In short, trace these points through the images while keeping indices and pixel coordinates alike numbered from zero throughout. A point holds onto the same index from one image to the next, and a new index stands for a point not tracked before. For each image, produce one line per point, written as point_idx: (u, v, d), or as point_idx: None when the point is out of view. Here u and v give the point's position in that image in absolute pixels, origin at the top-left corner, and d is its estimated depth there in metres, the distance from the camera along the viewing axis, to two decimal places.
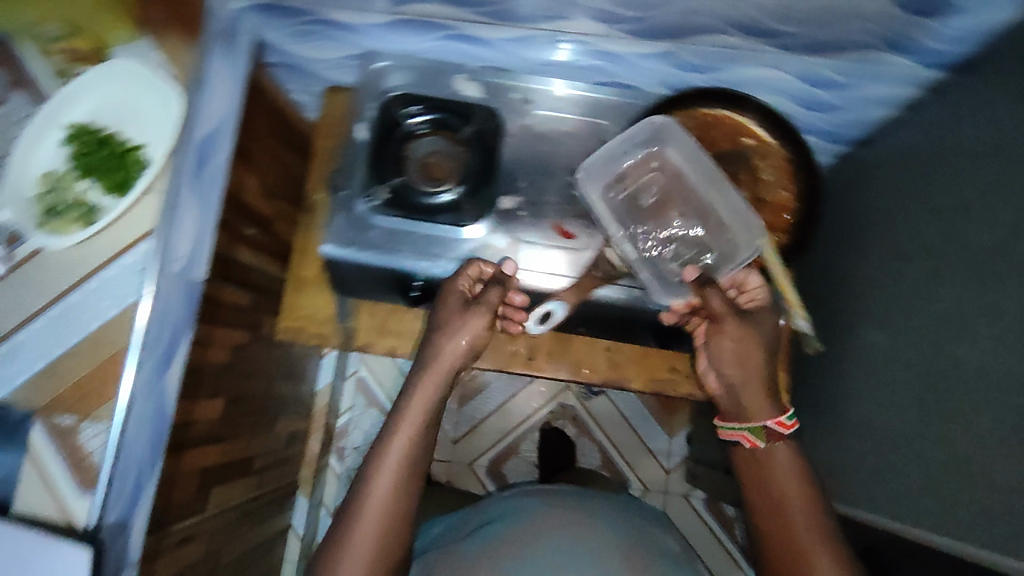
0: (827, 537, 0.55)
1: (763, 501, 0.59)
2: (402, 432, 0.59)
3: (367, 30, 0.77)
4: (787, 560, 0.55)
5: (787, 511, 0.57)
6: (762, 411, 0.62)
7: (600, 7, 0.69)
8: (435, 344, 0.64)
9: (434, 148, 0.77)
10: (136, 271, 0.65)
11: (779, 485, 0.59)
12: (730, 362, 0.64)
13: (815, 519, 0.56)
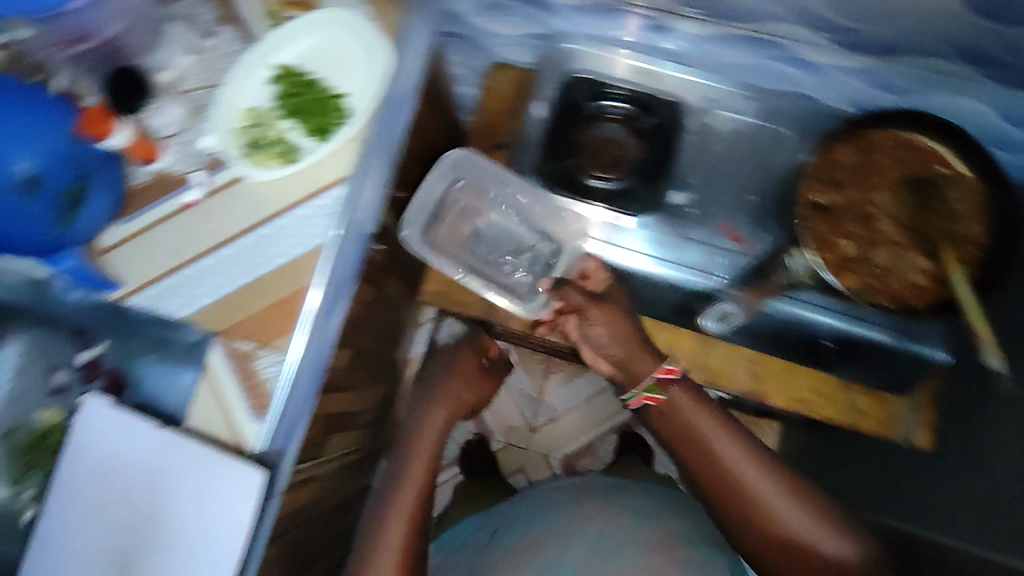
0: (773, 484, 0.64)
1: (694, 459, 0.66)
2: (415, 465, 0.80)
3: (560, 12, 0.76)
4: (759, 519, 0.63)
5: (735, 474, 0.64)
6: (646, 367, 0.68)
7: (817, 15, 0.65)
8: (416, 420, 0.86)
9: (613, 136, 0.80)
10: (322, 214, 0.68)
11: (701, 434, 0.66)
12: (604, 336, 0.70)
13: (766, 474, 0.64)
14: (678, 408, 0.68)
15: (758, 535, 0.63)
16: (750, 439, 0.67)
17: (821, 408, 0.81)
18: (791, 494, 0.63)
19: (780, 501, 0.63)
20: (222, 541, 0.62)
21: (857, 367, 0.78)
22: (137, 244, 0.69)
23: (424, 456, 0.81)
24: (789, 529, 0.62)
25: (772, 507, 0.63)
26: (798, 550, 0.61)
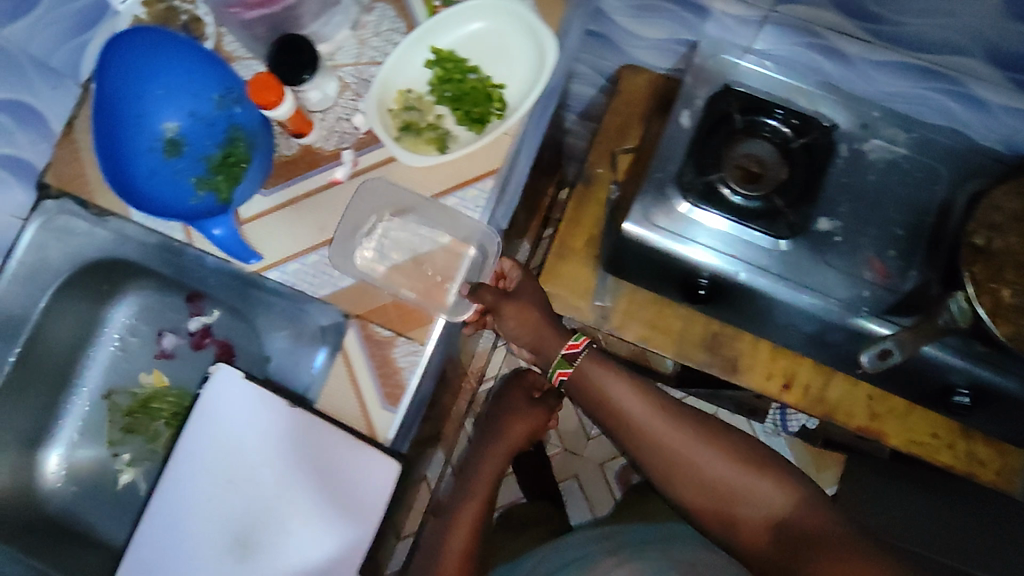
0: (711, 450, 0.63)
1: (635, 435, 0.64)
2: (464, 520, 0.76)
3: (721, 20, 0.73)
4: (716, 498, 0.61)
5: (657, 433, 0.64)
6: (555, 345, 0.67)
7: (1009, 53, 0.63)
8: (473, 468, 0.81)
9: (759, 153, 0.74)
10: (473, 206, 0.66)
11: (619, 409, 0.65)
12: (514, 330, 0.67)
13: (715, 448, 0.62)
14: (585, 372, 0.66)
15: (700, 500, 0.61)
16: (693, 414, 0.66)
17: (938, 453, 0.81)
18: (719, 448, 0.63)
19: (713, 460, 0.62)
20: (349, 531, 0.60)
21: (986, 418, 0.76)
22: (279, 218, 0.66)
23: (470, 514, 0.76)
24: (754, 500, 0.60)
25: (729, 476, 0.61)
26: (772, 518, 0.59)
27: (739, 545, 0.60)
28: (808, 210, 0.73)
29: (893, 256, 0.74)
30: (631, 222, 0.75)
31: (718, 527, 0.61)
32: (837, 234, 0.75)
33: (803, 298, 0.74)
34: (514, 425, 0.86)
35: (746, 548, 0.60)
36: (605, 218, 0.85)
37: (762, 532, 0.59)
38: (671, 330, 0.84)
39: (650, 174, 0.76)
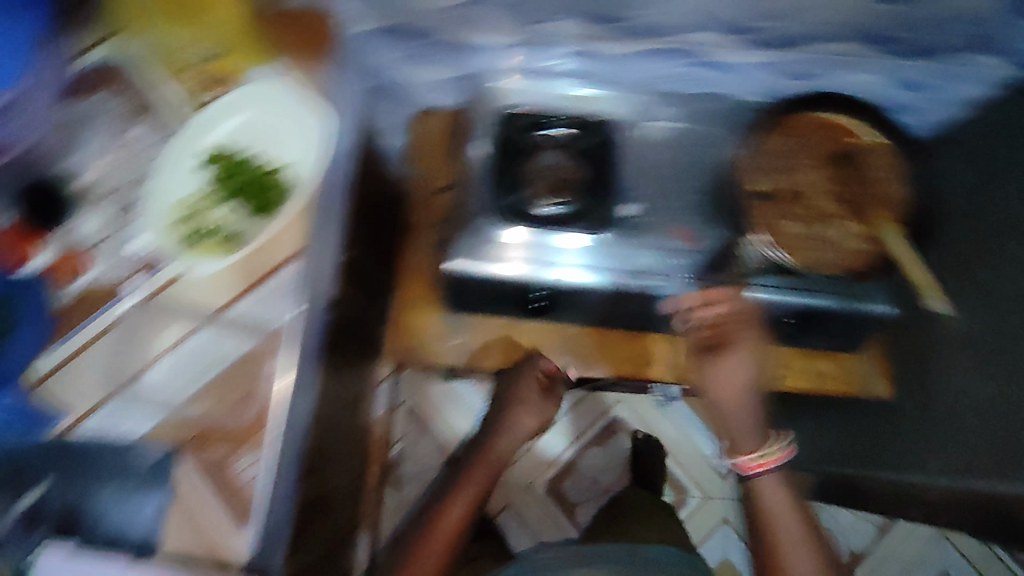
0: (799, 519, 0.71)
1: (758, 503, 0.72)
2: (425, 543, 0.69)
3: (482, 53, 0.78)
4: (771, 553, 0.71)
5: (772, 508, 0.71)
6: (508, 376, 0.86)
7: (729, 21, 0.70)
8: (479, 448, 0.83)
9: (557, 160, 0.78)
10: (283, 292, 0.64)
11: (767, 504, 0.72)
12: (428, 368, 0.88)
13: (793, 524, 0.71)
14: (765, 479, 0.72)
15: (764, 549, 0.72)
16: (804, 507, 0.73)
17: (786, 378, 0.86)
18: (812, 531, 0.71)
19: (791, 539, 0.70)
20: None
21: (821, 337, 0.82)
22: (75, 367, 0.61)
23: (469, 488, 0.76)
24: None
25: (785, 549, 0.70)
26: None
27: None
28: (607, 203, 0.78)
29: (697, 222, 0.80)
30: (457, 259, 0.78)
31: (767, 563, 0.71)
32: (642, 215, 0.80)
33: (629, 282, 0.78)
34: (520, 419, 0.84)
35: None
36: (434, 262, 0.85)
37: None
38: (527, 345, 0.86)
39: (461, 210, 0.80)
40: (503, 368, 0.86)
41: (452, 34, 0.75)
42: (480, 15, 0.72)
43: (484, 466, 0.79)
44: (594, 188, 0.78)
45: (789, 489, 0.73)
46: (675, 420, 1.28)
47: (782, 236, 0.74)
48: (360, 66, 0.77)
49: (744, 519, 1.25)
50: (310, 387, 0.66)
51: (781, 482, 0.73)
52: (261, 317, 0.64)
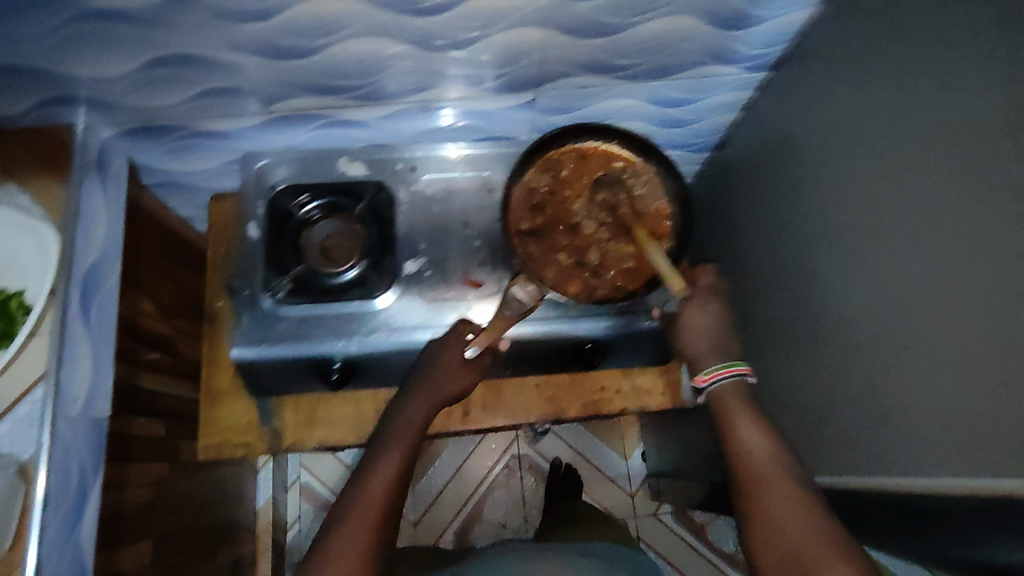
0: (765, 437, 0.62)
1: (716, 409, 0.66)
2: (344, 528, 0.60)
3: (240, 135, 0.79)
4: (745, 486, 0.60)
5: (735, 429, 0.63)
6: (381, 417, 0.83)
7: (463, 73, 0.73)
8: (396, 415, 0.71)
9: (331, 231, 0.80)
10: (28, 422, 0.64)
11: (752, 449, 0.61)
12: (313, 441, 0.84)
13: (758, 438, 0.62)
14: (721, 391, 0.67)
15: (738, 478, 0.61)
16: (767, 415, 0.65)
17: (610, 403, 0.88)
18: (775, 445, 0.62)
19: (759, 460, 0.61)
20: None
21: (622, 356, 0.85)
22: None
23: (386, 469, 0.65)
24: (776, 512, 0.56)
25: (758, 475, 0.60)
26: (777, 543, 0.55)
27: (743, 540, 0.59)
28: (390, 261, 0.80)
29: (481, 265, 0.81)
30: (237, 347, 0.76)
31: (734, 495, 0.61)
32: (425, 270, 0.81)
33: (413, 338, 0.78)
34: (449, 379, 0.72)
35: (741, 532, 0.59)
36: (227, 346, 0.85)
37: (769, 538, 0.56)
38: (344, 418, 0.86)
39: (240, 294, 0.79)
40: (324, 444, 0.86)
41: (199, 124, 0.76)
42: (216, 104, 0.72)
43: (405, 427, 0.69)
44: (373, 250, 0.79)
45: (754, 402, 0.66)
46: (573, 446, 1.46)
47: (552, 269, 0.76)
48: (112, 172, 0.78)
49: (670, 527, 1.42)
50: (93, 498, 0.71)
51: (737, 395, 0.66)
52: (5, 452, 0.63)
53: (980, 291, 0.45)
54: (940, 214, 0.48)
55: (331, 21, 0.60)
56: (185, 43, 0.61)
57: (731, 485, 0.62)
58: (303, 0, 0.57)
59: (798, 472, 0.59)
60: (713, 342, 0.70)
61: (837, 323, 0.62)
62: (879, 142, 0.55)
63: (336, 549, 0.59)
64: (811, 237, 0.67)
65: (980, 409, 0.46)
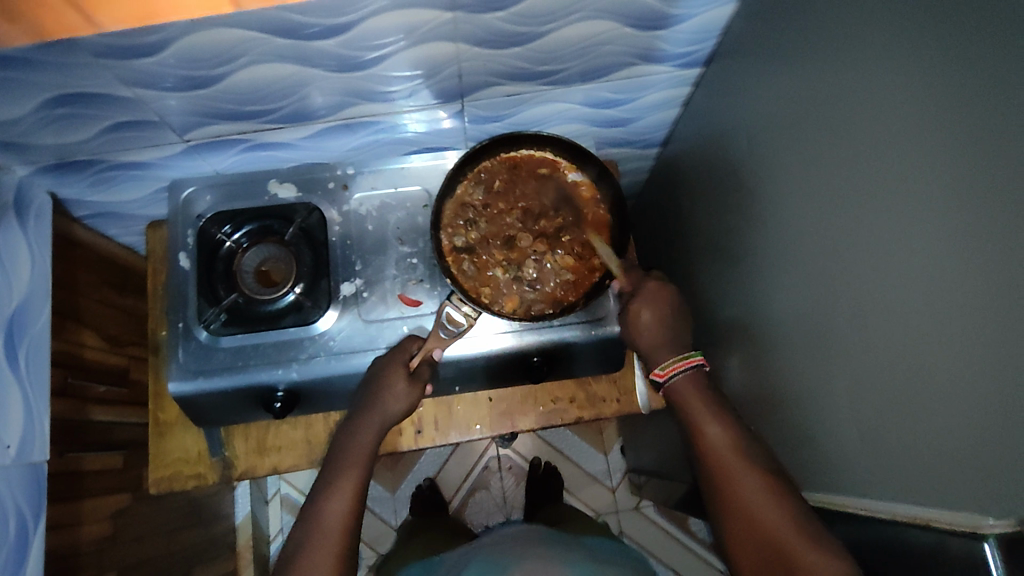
0: (725, 429, 0.65)
1: (677, 404, 0.68)
2: (310, 559, 0.62)
3: (164, 162, 0.78)
4: (717, 485, 0.63)
5: (694, 421, 0.66)
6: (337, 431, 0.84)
7: (388, 91, 0.71)
8: (341, 444, 0.70)
9: (264, 256, 0.79)
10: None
11: (710, 443, 0.65)
12: (287, 462, 0.85)
13: (722, 433, 0.65)
14: (678, 384, 0.69)
15: (709, 475, 0.64)
16: (723, 403, 0.68)
17: (565, 412, 0.88)
18: (735, 434, 0.65)
19: (721, 456, 0.64)
20: None
21: (574, 367, 0.84)
22: None
23: (343, 498, 0.66)
24: (749, 505, 0.60)
25: (726, 468, 0.63)
26: (754, 533, 0.59)
27: (722, 533, 0.63)
28: (325, 284, 0.78)
29: (418, 283, 0.79)
30: (173, 382, 0.75)
31: (709, 492, 0.64)
32: (362, 292, 0.79)
33: (353, 362, 0.76)
34: (388, 404, 0.69)
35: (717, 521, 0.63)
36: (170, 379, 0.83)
37: (745, 528, 0.60)
38: (295, 443, 0.86)
39: (175, 326, 0.77)
40: (277, 470, 0.86)
41: (119, 156, 0.74)
42: (131, 136, 0.71)
43: (358, 446, 0.70)
44: (308, 273, 0.78)
45: (710, 390, 0.69)
46: (551, 444, 1.47)
47: (488, 285, 0.74)
48: (33, 211, 0.76)
49: (651, 520, 1.44)
50: (36, 546, 0.70)
51: (694, 386, 0.69)
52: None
53: (932, 310, 0.45)
54: (894, 232, 0.48)
55: (230, 51, 0.59)
56: (89, 81, 0.60)
57: (705, 481, 0.65)
58: (199, 30, 0.55)
59: (760, 457, 0.63)
60: (663, 336, 0.72)
61: (801, 338, 0.63)
62: (836, 158, 0.55)
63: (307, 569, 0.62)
64: (775, 251, 0.67)
65: (936, 429, 0.45)
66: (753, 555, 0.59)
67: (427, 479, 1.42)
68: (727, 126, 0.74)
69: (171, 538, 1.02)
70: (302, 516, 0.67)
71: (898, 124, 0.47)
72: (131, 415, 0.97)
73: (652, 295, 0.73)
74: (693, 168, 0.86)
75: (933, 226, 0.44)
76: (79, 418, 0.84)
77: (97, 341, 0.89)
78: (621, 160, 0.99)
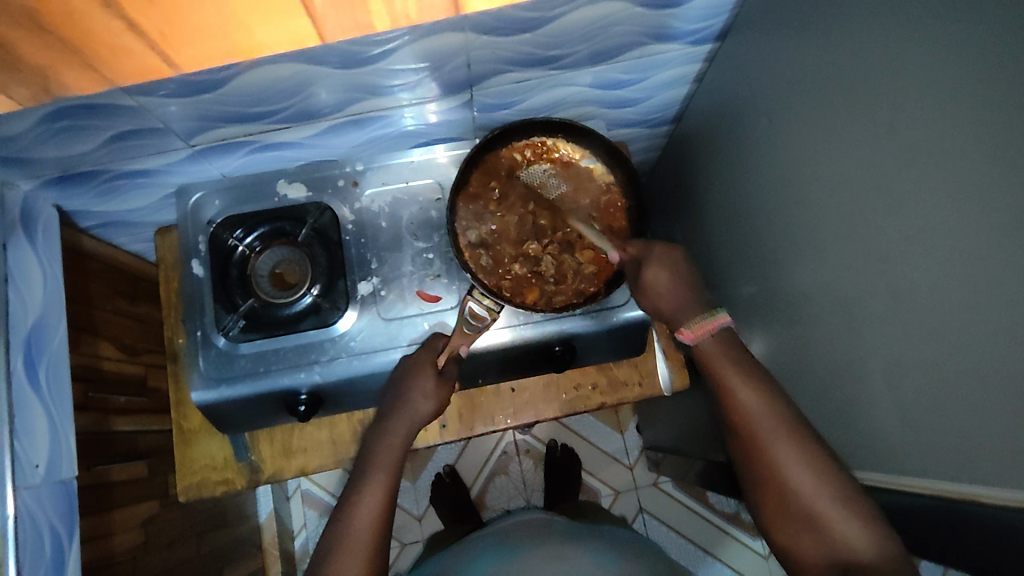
0: (758, 390, 0.61)
1: (706, 371, 0.64)
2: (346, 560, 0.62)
3: (169, 169, 0.76)
4: (750, 450, 0.60)
5: (727, 386, 0.62)
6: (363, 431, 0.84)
7: (395, 85, 0.69)
8: (371, 445, 0.70)
9: (278, 259, 0.78)
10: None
11: (744, 408, 0.61)
12: (316, 461, 0.86)
13: (755, 396, 0.61)
14: (707, 349, 0.64)
15: (738, 434, 0.61)
16: (753, 361, 0.64)
17: (589, 398, 0.88)
18: (771, 399, 0.61)
19: (753, 416, 0.61)
20: None
21: (594, 353, 0.83)
22: None
23: (377, 496, 0.66)
24: (787, 477, 0.58)
25: (759, 435, 0.60)
26: (789, 501, 0.58)
27: (759, 499, 0.61)
28: (342, 283, 0.77)
29: (436, 278, 0.78)
30: (197, 391, 0.74)
31: (734, 442, 0.62)
32: (380, 290, 0.78)
33: (376, 361, 0.76)
34: (419, 405, 0.70)
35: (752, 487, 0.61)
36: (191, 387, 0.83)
37: (781, 498, 0.58)
38: (322, 443, 0.86)
39: (193, 334, 0.76)
40: (304, 470, 0.86)
41: (124, 165, 0.73)
42: (137, 145, 0.69)
43: (386, 451, 0.69)
44: (324, 274, 0.77)
45: (739, 351, 0.65)
46: (568, 426, 1.47)
47: (505, 280, 0.74)
48: (41, 226, 0.75)
49: (671, 496, 1.45)
50: (72, 562, 0.70)
51: (721, 348, 0.64)
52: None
53: (970, 289, 0.44)
54: (925, 211, 0.47)
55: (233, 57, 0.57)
56: (93, 95, 0.58)
57: (733, 439, 0.63)
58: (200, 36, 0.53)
59: (796, 421, 0.60)
60: (681, 298, 0.66)
61: (824, 318, 0.62)
62: (860, 135, 0.54)
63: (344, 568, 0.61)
64: (793, 231, 0.66)
65: (975, 409, 0.45)
66: (784, 514, 0.59)
67: (447, 467, 1.42)
68: (741, 102, 0.73)
69: (199, 541, 1.03)
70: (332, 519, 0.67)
71: (931, 100, 0.46)
72: (153, 422, 0.96)
73: (661, 258, 0.67)
74: (706, 146, 0.84)
75: (971, 204, 0.43)
76: (102, 430, 0.83)
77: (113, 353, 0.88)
78: (630, 141, 0.97)
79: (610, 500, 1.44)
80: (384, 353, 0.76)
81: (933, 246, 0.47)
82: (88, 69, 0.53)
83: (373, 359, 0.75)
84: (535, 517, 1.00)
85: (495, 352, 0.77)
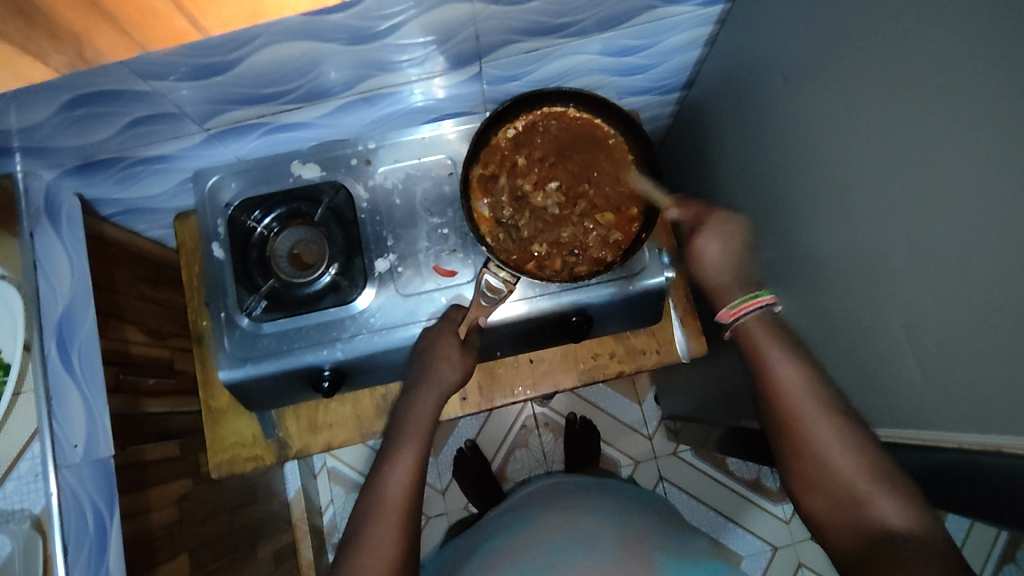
0: (797, 368, 0.61)
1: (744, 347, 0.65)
2: (384, 524, 0.63)
3: (184, 153, 0.77)
4: (785, 425, 0.60)
5: (764, 358, 0.62)
6: None
7: (403, 61, 0.69)
8: (402, 415, 0.72)
9: (295, 239, 0.80)
10: (33, 477, 0.67)
11: (784, 399, 0.60)
12: (343, 435, 0.89)
13: (793, 373, 0.61)
14: (748, 326, 0.65)
15: (774, 414, 0.61)
16: (797, 341, 0.63)
17: (606, 367, 0.89)
18: (808, 373, 0.61)
19: (795, 396, 0.60)
20: None
21: (611, 323, 0.84)
22: None
23: (408, 465, 0.67)
24: (830, 466, 0.57)
25: (798, 421, 0.59)
26: (822, 475, 0.57)
27: (799, 489, 0.59)
28: (359, 261, 0.78)
29: (451, 253, 0.79)
30: (224, 371, 0.76)
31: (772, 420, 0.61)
32: (397, 266, 0.79)
33: (396, 336, 0.77)
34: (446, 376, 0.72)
35: (788, 474, 0.60)
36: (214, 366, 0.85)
37: (819, 478, 0.57)
38: (343, 419, 0.89)
39: (217, 316, 0.78)
40: (330, 445, 0.89)
41: (140, 151, 0.74)
42: (153, 131, 0.70)
43: (416, 421, 0.71)
44: (341, 252, 0.78)
45: (779, 331, 0.64)
46: (588, 399, 1.49)
47: (524, 257, 0.75)
48: (64, 214, 0.77)
49: (690, 464, 1.46)
50: (118, 537, 0.71)
51: (763, 326, 0.64)
52: (17, 507, 0.66)
53: (989, 240, 0.44)
54: (940, 163, 0.47)
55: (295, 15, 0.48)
56: (106, 80, 0.59)
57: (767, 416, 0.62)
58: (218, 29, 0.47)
59: (834, 398, 0.59)
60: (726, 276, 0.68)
61: (840, 276, 0.62)
62: (874, 90, 0.53)
63: (376, 535, 0.62)
64: (808, 191, 0.65)
65: (989, 360, 0.45)
66: (821, 492, 0.57)
67: (468, 442, 1.45)
68: (752, 64, 0.72)
69: (232, 517, 1.06)
70: (365, 487, 0.67)
71: (942, 53, 0.45)
72: (182, 403, 0.99)
73: (714, 225, 0.69)
74: (719, 109, 0.83)
75: (986, 154, 0.43)
76: (135, 412, 0.86)
77: (141, 336, 0.90)
78: (640, 109, 0.97)
79: (631, 471, 1.46)
80: (404, 327, 0.77)
81: (948, 203, 0.46)
82: (117, 32, 0.46)
83: (392, 334, 0.77)
84: (549, 484, 1.00)
85: (512, 325, 0.78)
